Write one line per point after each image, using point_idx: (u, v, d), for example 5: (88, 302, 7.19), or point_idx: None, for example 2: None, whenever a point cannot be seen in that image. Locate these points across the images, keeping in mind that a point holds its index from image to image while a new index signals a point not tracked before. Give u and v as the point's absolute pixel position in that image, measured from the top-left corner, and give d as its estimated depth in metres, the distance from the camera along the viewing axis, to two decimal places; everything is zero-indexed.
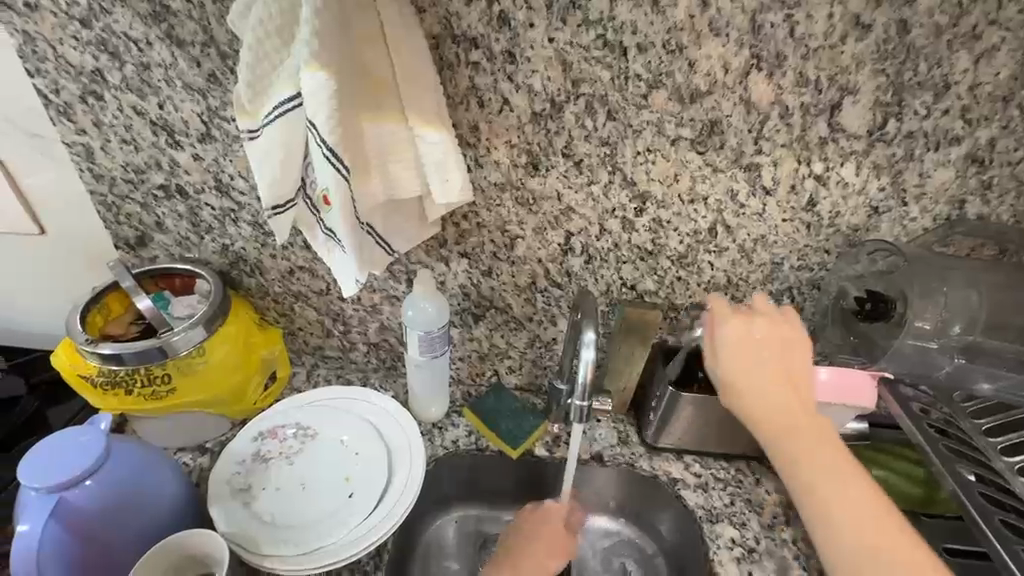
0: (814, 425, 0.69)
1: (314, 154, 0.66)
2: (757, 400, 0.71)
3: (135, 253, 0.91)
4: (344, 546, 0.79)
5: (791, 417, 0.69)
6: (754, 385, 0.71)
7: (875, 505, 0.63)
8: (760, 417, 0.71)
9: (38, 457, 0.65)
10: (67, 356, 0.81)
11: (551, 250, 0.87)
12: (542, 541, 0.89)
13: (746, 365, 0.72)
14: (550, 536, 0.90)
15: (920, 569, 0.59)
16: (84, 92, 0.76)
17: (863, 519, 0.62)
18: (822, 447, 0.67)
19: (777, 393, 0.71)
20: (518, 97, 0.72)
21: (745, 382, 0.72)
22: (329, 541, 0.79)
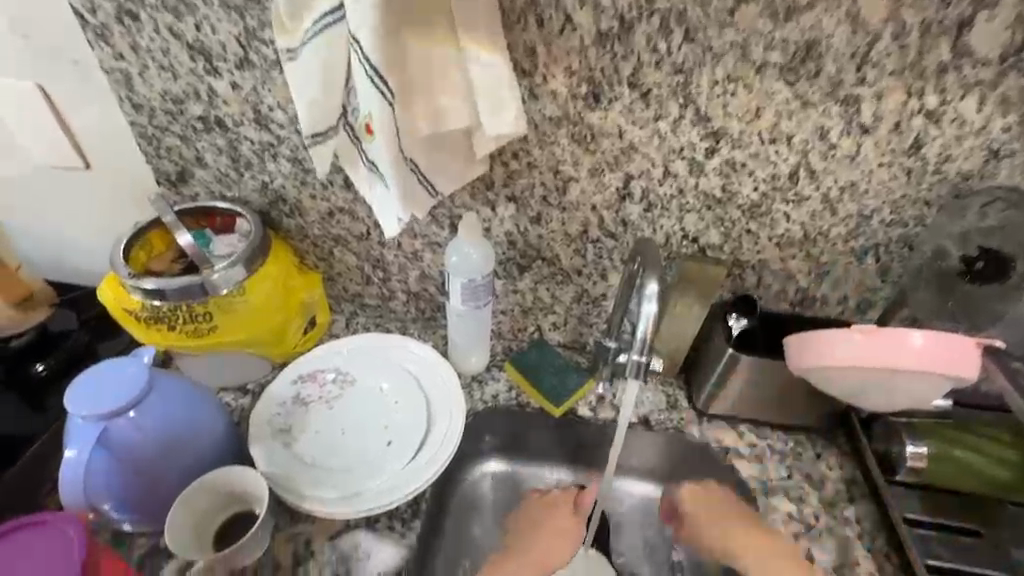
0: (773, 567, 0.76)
1: (357, 75, 0.60)
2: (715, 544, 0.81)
3: (177, 190, 0.89)
4: (384, 493, 0.78)
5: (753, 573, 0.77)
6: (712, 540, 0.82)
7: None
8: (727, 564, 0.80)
9: (83, 387, 0.64)
10: (112, 290, 0.80)
11: (607, 195, 0.79)
12: (548, 532, 0.85)
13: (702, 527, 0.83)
14: (561, 520, 0.86)
15: None
16: (120, 12, 0.72)
17: None
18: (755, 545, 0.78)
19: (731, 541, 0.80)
20: (583, 14, 0.64)
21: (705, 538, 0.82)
22: (368, 487, 0.78)
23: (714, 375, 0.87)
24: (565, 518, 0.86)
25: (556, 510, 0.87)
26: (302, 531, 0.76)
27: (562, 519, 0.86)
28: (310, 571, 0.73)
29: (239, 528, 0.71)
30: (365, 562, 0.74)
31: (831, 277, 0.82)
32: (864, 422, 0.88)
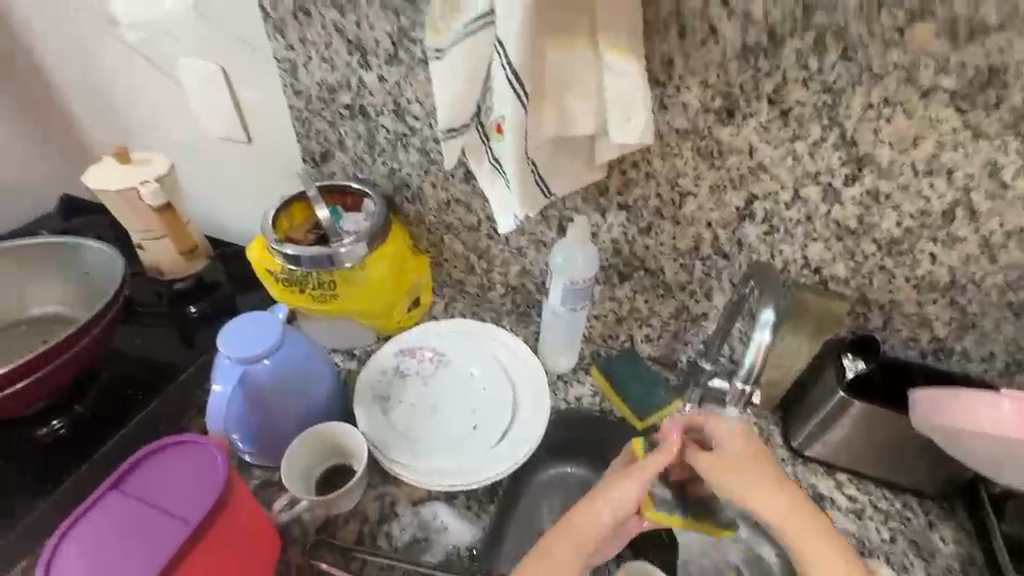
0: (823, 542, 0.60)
1: (497, 79, 0.63)
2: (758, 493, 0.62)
3: (318, 168, 0.99)
4: (467, 473, 0.82)
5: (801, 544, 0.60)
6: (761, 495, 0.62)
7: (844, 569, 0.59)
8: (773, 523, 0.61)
9: (231, 334, 0.74)
10: (259, 251, 0.91)
11: (726, 213, 0.76)
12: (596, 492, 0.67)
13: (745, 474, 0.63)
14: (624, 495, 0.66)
15: None
16: (296, 8, 0.81)
17: None
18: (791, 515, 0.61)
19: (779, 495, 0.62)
20: (730, 25, 0.62)
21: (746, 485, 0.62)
22: (453, 464, 0.83)
23: (818, 416, 0.81)
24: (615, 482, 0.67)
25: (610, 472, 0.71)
26: (389, 492, 0.82)
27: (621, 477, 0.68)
28: (392, 530, 0.79)
29: (339, 478, 0.79)
30: (442, 533, 0.79)
31: (978, 330, 0.74)
32: (995, 499, 0.78)
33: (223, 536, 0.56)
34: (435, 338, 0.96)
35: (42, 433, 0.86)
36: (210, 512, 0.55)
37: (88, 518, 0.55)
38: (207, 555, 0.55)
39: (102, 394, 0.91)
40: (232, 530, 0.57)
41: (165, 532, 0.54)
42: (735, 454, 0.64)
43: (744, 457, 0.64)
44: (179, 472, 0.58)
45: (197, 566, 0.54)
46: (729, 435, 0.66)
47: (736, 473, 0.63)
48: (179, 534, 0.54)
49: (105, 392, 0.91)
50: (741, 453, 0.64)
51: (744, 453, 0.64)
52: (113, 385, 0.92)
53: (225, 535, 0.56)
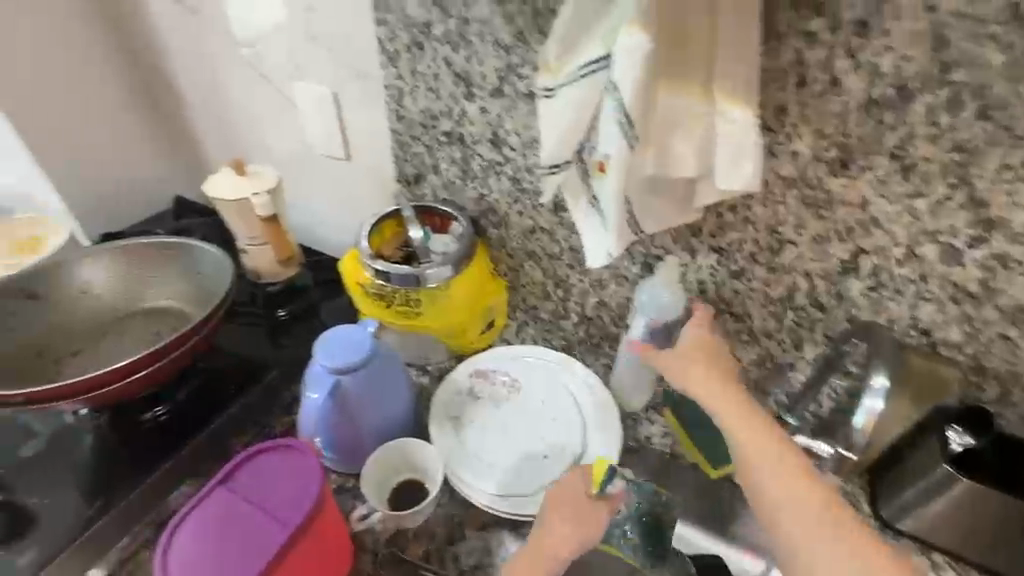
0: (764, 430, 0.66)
1: (605, 119, 0.64)
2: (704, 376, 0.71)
3: (410, 189, 1.04)
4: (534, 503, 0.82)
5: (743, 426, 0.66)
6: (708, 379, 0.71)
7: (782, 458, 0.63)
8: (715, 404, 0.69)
9: (327, 343, 0.78)
10: (352, 265, 0.97)
11: (828, 265, 0.74)
12: (552, 533, 0.68)
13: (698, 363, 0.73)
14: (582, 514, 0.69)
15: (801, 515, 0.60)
16: (411, 41, 0.86)
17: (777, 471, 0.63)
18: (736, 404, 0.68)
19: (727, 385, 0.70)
20: (855, 77, 0.60)
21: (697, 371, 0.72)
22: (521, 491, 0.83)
23: (915, 487, 0.75)
24: (568, 525, 0.68)
25: (565, 502, 0.70)
26: (457, 512, 0.83)
27: (575, 508, 0.69)
28: (459, 552, 0.79)
29: (410, 491, 0.81)
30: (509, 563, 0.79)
31: None
32: None
33: (319, 538, 0.62)
34: (509, 362, 0.97)
35: (146, 418, 0.92)
36: (305, 518, 0.60)
37: (201, 509, 0.60)
38: (300, 555, 0.60)
39: (201, 387, 0.97)
40: (320, 535, 0.62)
41: (266, 532, 0.59)
42: (689, 349, 0.75)
43: (694, 354, 0.74)
44: (279, 476, 0.62)
45: (290, 565, 0.59)
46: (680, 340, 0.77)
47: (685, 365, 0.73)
48: (279, 536, 0.59)
49: (204, 385, 0.97)
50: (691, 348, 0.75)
51: (694, 352, 0.74)
52: (210, 378, 0.98)
53: (315, 539, 0.61)
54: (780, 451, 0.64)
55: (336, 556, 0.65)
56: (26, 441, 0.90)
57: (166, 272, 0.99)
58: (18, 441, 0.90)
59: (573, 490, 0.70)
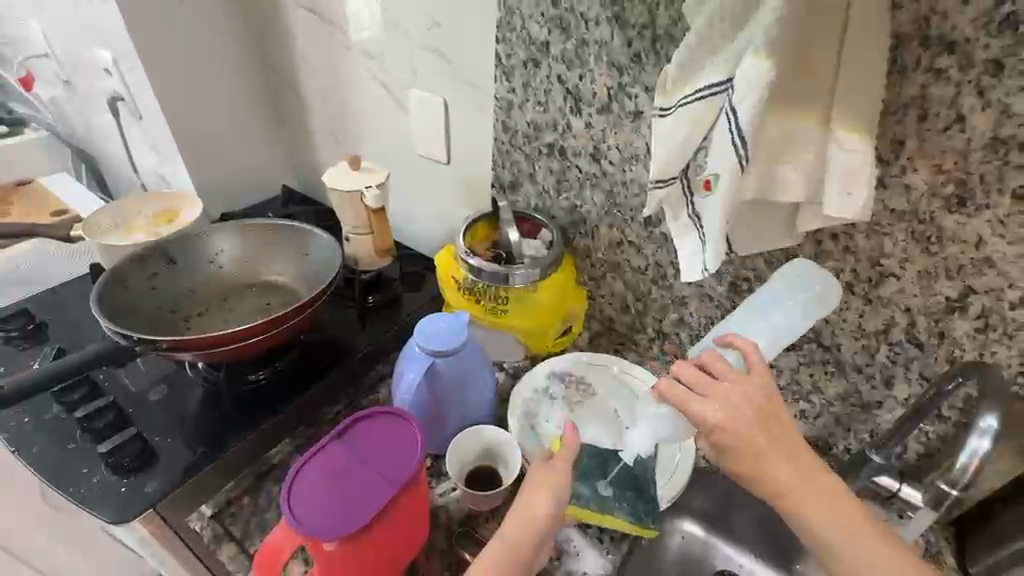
0: (807, 470, 0.65)
1: (719, 139, 0.67)
2: (734, 424, 0.65)
3: (504, 195, 1.10)
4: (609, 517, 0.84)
5: (786, 476, 0.64)
6: (741, 424, 0.65)
7: (830, 496, 0.64)
8: (747, 454, 0.65)
9: (426, 328, 0.84)
10: (447, 260, 1.04)
11: (932, 302, 0.73)
12: (520, 505, 0.72)
13: (728, 408, 0.66)
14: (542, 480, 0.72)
15: (854, 538, 0.62)
16: (528, 58, 0.93)
17: (825, 507, 0.63)
18: (775, 452, 0.64)
19: (758, 427, 0.65)
20: (982, 115, 0.61)
21: (727, 421, 0.65)
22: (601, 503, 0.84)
23: (1009, 548, 0.73)
24: (532, 494, 0.71)
25: (533, 476, 0.73)
26: None
27: (544, 479, 0.72)
28: None
29: (485, 479, 0.85)
30: (575, 559, 0.85)
31: None
32: None
33: (416, 500, 0.70)
34: (584, 366, 1.01)
35: (250, 380, 1.02)
36: (408, 480, 0.67)
37: (320, 458, 0.68)
38: (396, 514, 0.67)
39: (297, 358, 1.06)
40: (413, 500, 0.69)
41: (373, 486, 0.66)
42: (715, 391, 0.67)
43: (717, 412, 0.66)
44: (386, 441, 0.71)
45: (387, 521, 0.66)
46: (699, 400, 0.67)
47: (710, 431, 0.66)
48: (384, 490, 0.66)
49: (300, 357, 1.06)
50: (720, 398, 0.67)
51: (725, 405, 0.66)
52: (307, 351, 1.08)
53: (412, 501, 0.69)
54: (825, 503, 0.63)
55: (422, 518, 0.72)
56: (150, 386, 1.01)
57: (282, 251, 1.11)
58: (143, 387, 1.01)
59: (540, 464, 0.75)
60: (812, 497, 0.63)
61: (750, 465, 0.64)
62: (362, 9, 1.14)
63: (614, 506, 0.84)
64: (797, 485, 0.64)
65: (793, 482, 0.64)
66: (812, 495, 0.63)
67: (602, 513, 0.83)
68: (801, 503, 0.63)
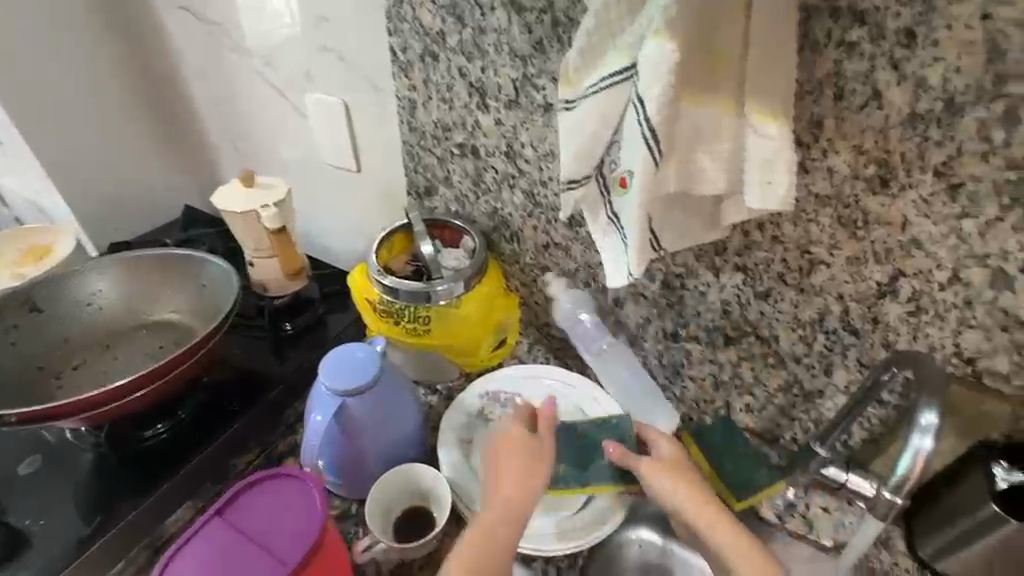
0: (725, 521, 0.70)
1: (629, 131, 0.60)
2: (672, 475, 0.74)
3: (421, 202, 1.01)
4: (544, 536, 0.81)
5: (715, 521, 0.70)
6: (680, 476, 0.74)
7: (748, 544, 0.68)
8: (683, 495, 0.72)
9: (333, 365, 0.74)
10: (361, 279, 0.94)
11: (863, 287, 0.69)
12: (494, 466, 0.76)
13: (672, 463, 0.76)
14: (523, 460, 0.73)
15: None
16: (424, 52, 0.84)
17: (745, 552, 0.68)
18: (700, 498, 0.72)
19: (694, 481, 0.74)
20: (898, 90, 0.57)
21: (666, 468, 0.75)
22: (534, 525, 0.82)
23: (956, 530, 0.71)
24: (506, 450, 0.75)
25: (510, 456, 0.73)
26: None
27: (520, 459, 0.73)
28: None
29: (414, 525, 0.77)
30: None
31: None
32: None
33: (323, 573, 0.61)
34: (520, 384, 0.95)
35: (146, 437, 0.90)
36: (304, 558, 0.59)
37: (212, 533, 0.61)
38: None
39: (202, 404, 0.94)
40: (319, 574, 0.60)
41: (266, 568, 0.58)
42: (666, 454, 0.77)
43: (668, 460, 0.76)
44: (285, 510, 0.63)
45: None
46: (655, 436, 0.79)
47: (663, 475, 0.74)
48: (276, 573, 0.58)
49: (204, 403, 0.94)
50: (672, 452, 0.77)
51: (672, 460, 0.76)
52: (212, 395, 0.96)
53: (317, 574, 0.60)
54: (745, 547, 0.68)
55: None
56: (23, 456, 0.90)
57: (175, 286, 0.98)
58: (19, 457, 0.90)
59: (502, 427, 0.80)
60: (735, 540, 0.68)
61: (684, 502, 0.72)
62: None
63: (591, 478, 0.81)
64: (721, 518, 0.70)
65: (718, 523, 0.70)
66: (733, 538, 0.69)
67: (585, 487, 0.80)
68: (730, 542, 0.68)
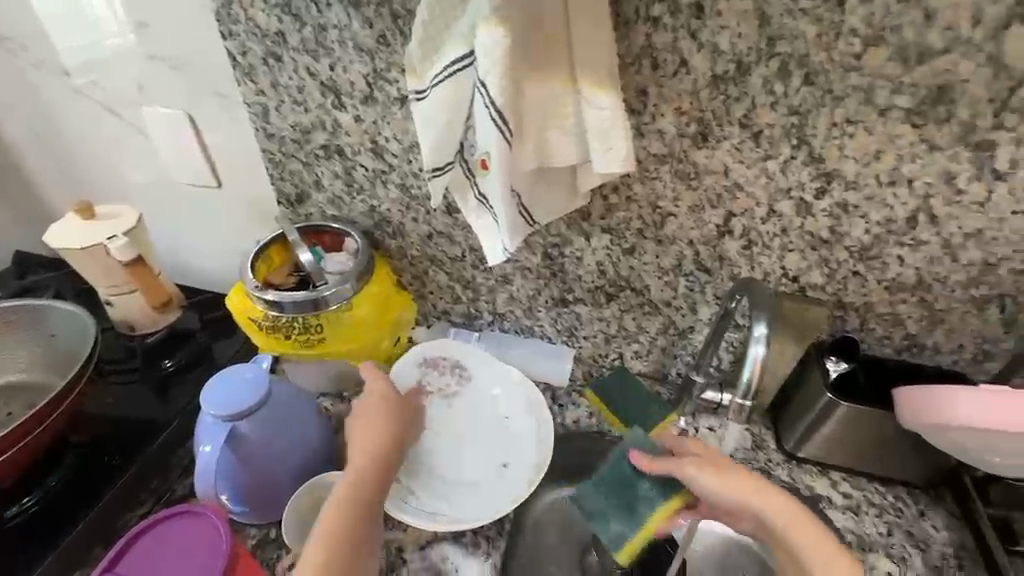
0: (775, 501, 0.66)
1: (479, 117, 0.64)
2: (705, 463, 0.69)
3: (294, 210, 0.96)
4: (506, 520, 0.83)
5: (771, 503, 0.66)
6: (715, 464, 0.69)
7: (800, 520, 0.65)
8: (721, 479, 0.67)
9: (215, 391, 0.71)
10: (239, 300, 0.89)
11: (706, 230, 0.79)
12: (359, 439, 0.71)
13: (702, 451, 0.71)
14: (369, 429, 0.72)
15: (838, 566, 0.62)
16: (266, 54, 0.81)
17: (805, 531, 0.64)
18: (745, 482, 0.67)
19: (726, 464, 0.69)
20: (700, 56, 0.66)
21: (701, 460, 0.69)
22: (486, 510, 0.84)
23: (803, 421, 0.85)
24: (392, 425, 0.73)
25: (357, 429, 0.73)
26: (393, 538, 0.85)
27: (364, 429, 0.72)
28: None
29: None
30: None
31: (947, 325, 0.77)
32: (978, 484, 0.82)
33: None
34: (458, 350, 0.95)
35: (12, 513, 0.81)
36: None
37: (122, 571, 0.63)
38: None
39: (75, 466, 0.85)
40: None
41: None
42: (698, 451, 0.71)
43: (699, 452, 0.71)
44: (185, 545, 0.64)
45: None
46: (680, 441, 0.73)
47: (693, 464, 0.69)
48: None
49: (78, 465, 0.85)
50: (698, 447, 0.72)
51: (704, 454, 0.71)
52: (88, 453, 0.87)
53: None
54: (797, 519, 0.65)
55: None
56: None
57: (16, 340, 0.86)
58: None
59: (373, 396, 0.76)
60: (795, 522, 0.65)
61: (731, 489, 0.67)
62: (97, 6, 0.86)
63: (643, 512, 0.69)
64: (798, 515, 0.65)
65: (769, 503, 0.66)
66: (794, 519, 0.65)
67: (642, 529, 0.69)
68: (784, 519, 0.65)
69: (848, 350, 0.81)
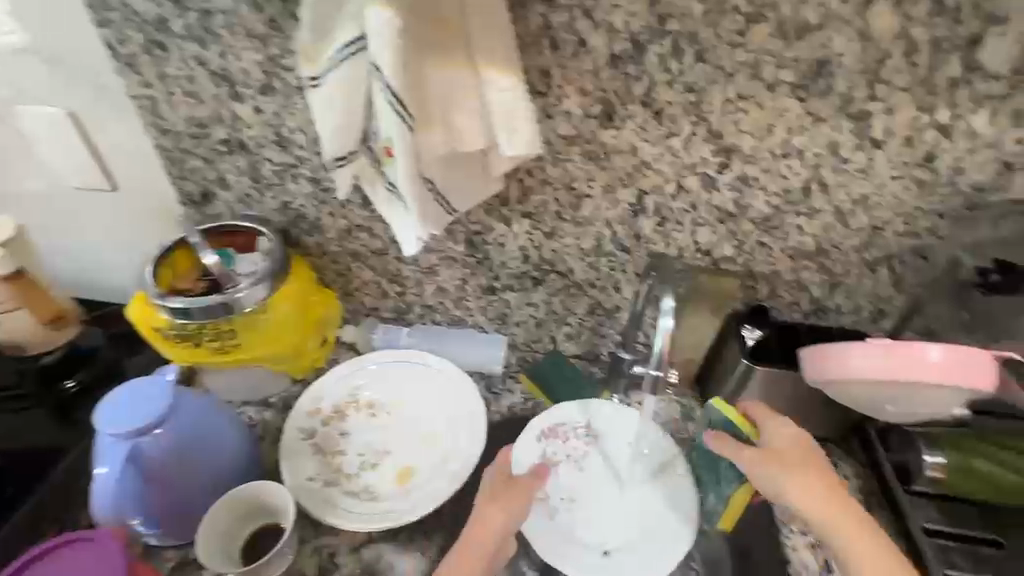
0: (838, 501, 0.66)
1: (378, 102, 0.62)
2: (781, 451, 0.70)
3: (200, 210, 0.91)
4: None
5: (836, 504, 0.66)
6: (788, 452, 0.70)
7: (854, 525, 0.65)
8: (785, 469, 0.68)
9: (112, 407, 0.66)
10: (141, 309, 0.83)
11: (620, 210, 0.81)
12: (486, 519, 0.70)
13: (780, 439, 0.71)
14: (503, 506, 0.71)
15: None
16: (149, 42, 0.75)
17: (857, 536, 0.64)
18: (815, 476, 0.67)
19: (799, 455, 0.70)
20: (597, 37, 0.67)
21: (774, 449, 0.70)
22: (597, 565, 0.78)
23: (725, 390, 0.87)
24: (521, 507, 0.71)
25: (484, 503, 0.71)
26: (326, 544, 0.82)
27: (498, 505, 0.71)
28: None
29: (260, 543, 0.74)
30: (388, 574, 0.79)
31: (845, 287, 0.82)
32: (881, 433, 0.88)
33: None
34: (579, 412, 0.89)
35: None
36: None
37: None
38: None
39: None
40: None
41: None
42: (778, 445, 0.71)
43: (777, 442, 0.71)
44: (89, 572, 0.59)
45: None
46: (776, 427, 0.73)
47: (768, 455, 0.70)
48: None
49: None
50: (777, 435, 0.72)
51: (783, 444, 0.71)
52: None
53: None
54: (854, 528, 0.64)
55: None
56: None
57: None
58: None
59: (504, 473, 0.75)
60: (848, 522, 0.65)
61: (791, 479, 0.67)
62: None
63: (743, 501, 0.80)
64: (846, 507, 0.66)
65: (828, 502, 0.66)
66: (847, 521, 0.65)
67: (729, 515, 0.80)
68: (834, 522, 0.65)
69: (761, 317, 0.84)
